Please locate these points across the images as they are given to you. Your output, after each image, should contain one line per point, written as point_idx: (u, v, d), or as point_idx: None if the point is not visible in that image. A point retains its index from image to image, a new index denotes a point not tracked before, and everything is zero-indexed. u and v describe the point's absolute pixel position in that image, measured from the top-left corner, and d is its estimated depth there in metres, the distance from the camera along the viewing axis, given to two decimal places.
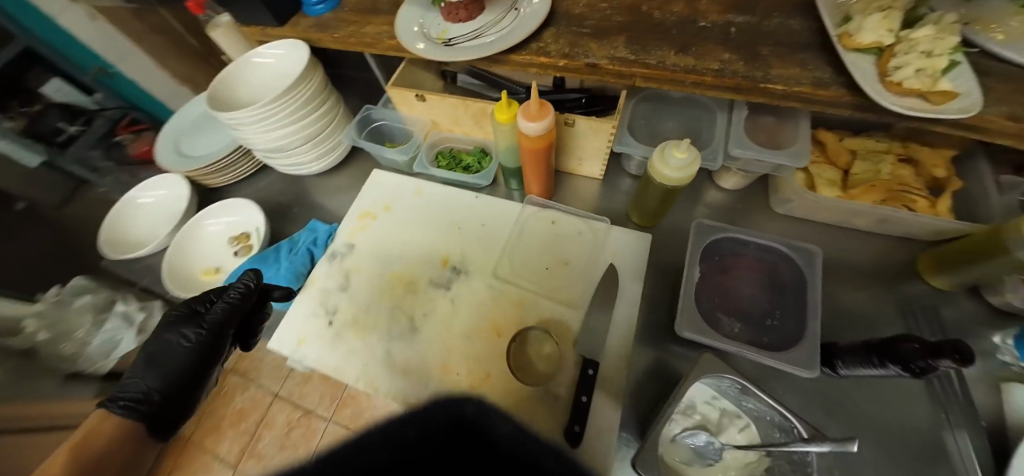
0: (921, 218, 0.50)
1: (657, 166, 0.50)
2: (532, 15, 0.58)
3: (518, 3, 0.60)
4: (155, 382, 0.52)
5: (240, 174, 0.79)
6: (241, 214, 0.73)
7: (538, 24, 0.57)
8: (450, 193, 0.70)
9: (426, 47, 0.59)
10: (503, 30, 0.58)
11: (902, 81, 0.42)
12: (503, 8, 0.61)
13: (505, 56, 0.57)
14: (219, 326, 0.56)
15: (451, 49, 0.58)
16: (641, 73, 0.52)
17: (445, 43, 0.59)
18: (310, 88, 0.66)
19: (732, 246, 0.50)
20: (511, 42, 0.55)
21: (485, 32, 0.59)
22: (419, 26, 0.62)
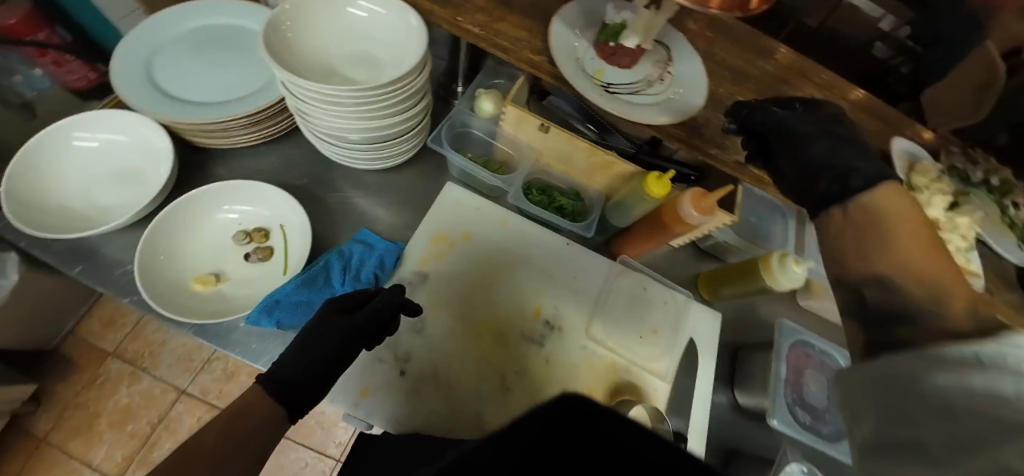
0: None
1: (774, 274, 0.56)
2: (690, 87, 0.56)
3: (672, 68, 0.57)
4: (296, 370, 0.43)
5: (252, 141, 0.58)
6: (257, 202, 0.54)
7: (699, 102, 0.55)
8: (539, 233, 0.64)
9: (588, 85, 0.51)
10: (662, 93, 0.55)
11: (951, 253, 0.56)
12: (657, 65, 0.57)
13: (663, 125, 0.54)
14: (360, 327, 0.44)
15: (614, 98, 0.52)
16: (778, 186, 0.56)
17: (605, 87, 0.53)
18: (412, 87, 0.49)
19: (806, 348, 0.60)
20: (678, 115, 0.53)
21: (644, 89, 0.55)
22: (574, 51, 0.54)
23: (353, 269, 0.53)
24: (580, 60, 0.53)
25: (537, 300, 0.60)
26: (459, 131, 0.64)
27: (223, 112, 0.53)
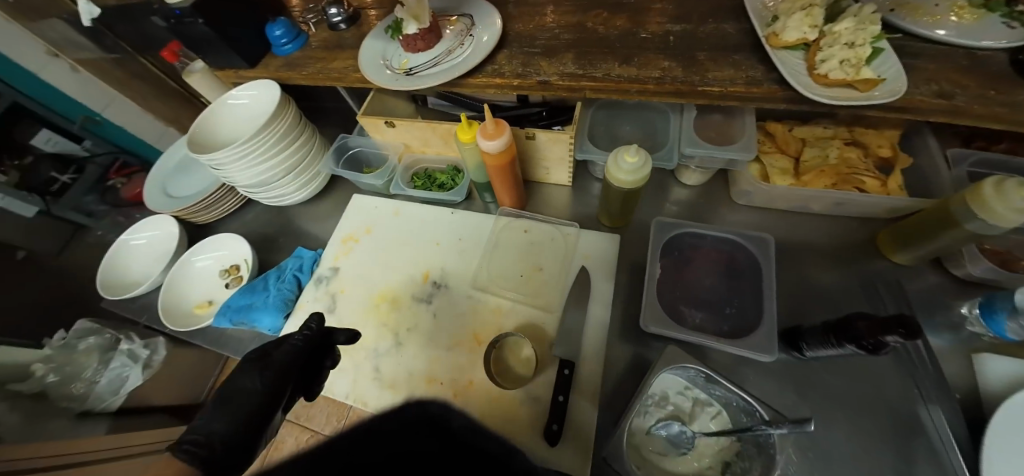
0: (869, 197, 0.53)
1: (612, 173, 0.54)
2: (488, 37, 0.61)
3: (474, 28, 0.63)
4: (224, 427, 0.39)
5: (226, 210, 0.82)
6: (229, 247, 0.76)
7: (492, 48, 0.60)
8: (427, 211, 0.73)
9: (390, 76, 0.62)
10: (458, 56, 0.61)
11: (828, 73, 0.46)
12: (459, 32, 0.63)
13: (463, 80, 0.60)
14: (291, 368, 0.46)
15: (412, 77, 0.61)
16: (592, 85, 0.54)
17: (407, 72, 0.62)
18: (278, 130, 0.68)
19: (692, 243, 0.54)
20: (467, 67, 0.58)
21: (444, 59, 0.62)
22: (382, 56, 0.65)
23: (283, 278, 0.71)
24: (389, 59, 0.64)
25: (425, 267, 0.67)
26: (352, 154, 0.80)
27: (198, 195, 0.78)
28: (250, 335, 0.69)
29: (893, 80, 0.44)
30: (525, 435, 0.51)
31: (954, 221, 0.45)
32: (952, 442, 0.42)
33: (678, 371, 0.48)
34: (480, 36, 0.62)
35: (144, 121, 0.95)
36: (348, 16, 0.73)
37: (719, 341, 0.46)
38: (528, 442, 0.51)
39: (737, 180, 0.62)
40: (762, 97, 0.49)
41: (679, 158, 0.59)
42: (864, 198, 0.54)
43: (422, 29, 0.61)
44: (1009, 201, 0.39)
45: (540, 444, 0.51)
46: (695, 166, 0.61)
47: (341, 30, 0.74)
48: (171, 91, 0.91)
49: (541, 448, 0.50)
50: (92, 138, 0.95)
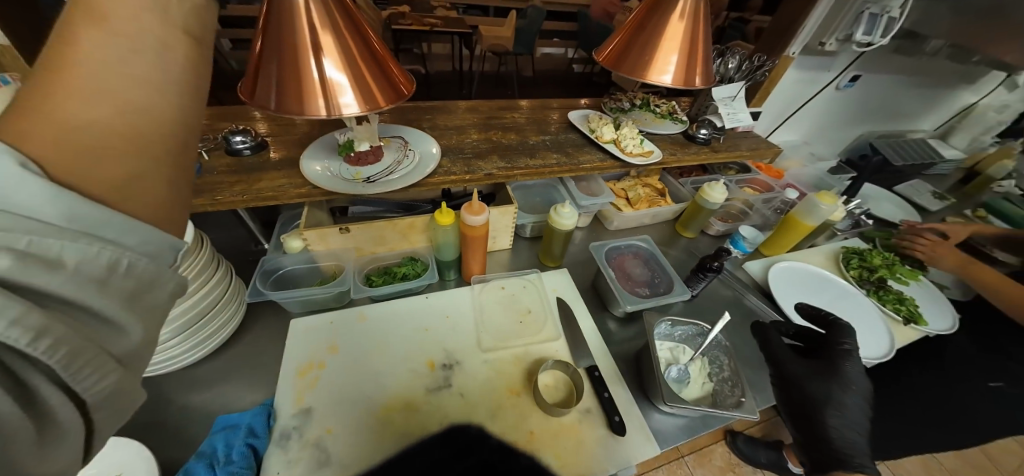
0: (665, 209, 0.98)
1: (556, 220, 0.76)
2: (430, 151, 0.78)
3: (411, 145, 0.78)
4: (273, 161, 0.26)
5: None
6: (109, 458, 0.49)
7: (437, 156, 0.77)
8: (398, 305, 0.72)
9: (351, 186, 0.67)
10: (409, 164, 0.74)
11: (631, 150, 0.88)
12: (398, 149, 0.76)
13: (423, 180, 0.73)
14: None
15: (375, 183, 0.68)
16: (522, 172, 0.79)
17: (365, 180, 0.69)
18: (196, 266, 0.56)
19: (614, 252, 0.81)
20: (426, 170, 0.72)
21: (396, 167, 0.73)
22: (330, 172, 0.70)
23: (223, 458, 0.50)
24: (338, 174, 0.70)
25: (425, 356, 0.65)
26: (277, 277, 0.69)
27: None
28: None
29: (655, 150, 0.90)
30: (596, 444, 0.58)
31: (703, 208, 0.93)
32: (765, 308, 0.83)
33: (657, 330, 0.70)
34: (419, 150, 0.78)
35: None
36: (255, 143, 0.72)
37: (662, 297, 0.73)
38: (604, 448, 0.57)
39: (604, 218, 0.98)
40: (609, 167, 0.86)
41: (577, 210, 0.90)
42: (663, 210, 0.98)
43: (372, 146, 0.72)
44: (715, 190, 0.90)
45: (610, 441, 0.58)
46: (585, 213, 0.93)
47: (245, 154, 0.71)
48: None
49: (614, 445, 0.58)
50: None
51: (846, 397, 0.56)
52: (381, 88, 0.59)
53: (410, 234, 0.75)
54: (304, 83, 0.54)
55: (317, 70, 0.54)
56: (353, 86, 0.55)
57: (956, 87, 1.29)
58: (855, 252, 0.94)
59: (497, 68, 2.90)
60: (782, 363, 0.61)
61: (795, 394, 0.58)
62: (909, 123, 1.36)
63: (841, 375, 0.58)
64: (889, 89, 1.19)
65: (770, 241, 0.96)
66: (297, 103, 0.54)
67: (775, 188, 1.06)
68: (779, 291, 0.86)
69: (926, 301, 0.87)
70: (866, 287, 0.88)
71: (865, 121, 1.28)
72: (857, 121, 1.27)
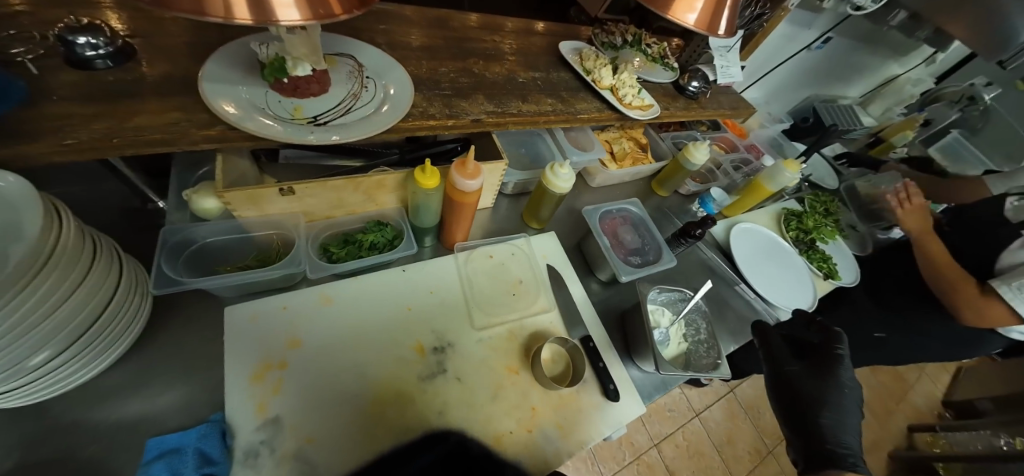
0: (646, 166, 0.95)
1: (552, 181, 0.68)
2: (397, 84, 0.59)
3: (367, 72, 0.59)
4: None
5: None
6: None
7: (409, 90, 0.59)
8: (370, 281, 0.60)
9: (294, 131, 0.49)
10: (371, 100, 0.56)
11: (630, 102, 0.78)
12: (351, 76, 0.57)
13: (393, 126, 0.56)
14: None
15: (329, 128, 0.50)
16: (514, 121, 0.66)
17: (312, 121, 0.51)
18: (65, 249, 0.37)
19: (604, 215, 0.76)
20: (399, 111, 0.55)
21: (353, 105, 0.55)
22: (256, 106, 0.49)
23: None
24: (267, 109, 0.50)
25: (412, 340, 0.57)
26: (192, 252, 0.52)
27: None
28: None
29: (653, 103, 0.81)
30: (594, 411, 0.60)
31: (683, 168, 0.92)
32: (725, 268, 0.91)
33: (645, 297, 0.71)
34: (382, 81, 0.59)
35: None
36: (115, 50, 0.46)
37: (651, 266, 0.73)
38: (601, 414, 0.60)
39: (587, 173, 0.92)
40: (606, 118, 0.76)
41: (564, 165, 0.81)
42: (644, 167, 0.95)
43: (315, 71, 0.52)
44: (699, 151, 0.88)
45: (605, 407, 0.61)
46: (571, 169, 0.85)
47: (104, 69, 0.46)
48: None
49: (609, 410, 0.60)
50: None
51: (837, 397, 0.66)
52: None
53: (377, 193, 0.60)
54: None
55: None
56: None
57: (892, 55, 1.39)
58: (793, 214, 1.04)
59: None
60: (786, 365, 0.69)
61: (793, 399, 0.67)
62: (847, 86, 1.46)
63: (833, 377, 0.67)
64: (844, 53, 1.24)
65: (733, 202, 1.01)
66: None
67: (740, 149, 1.10)
68: (738, 253, 0.93)
69: (838, 257, 1.02)
70: (800, 246, 1.00)
71: (816, 83, 1.35)
72: (809, 83, 1.33)
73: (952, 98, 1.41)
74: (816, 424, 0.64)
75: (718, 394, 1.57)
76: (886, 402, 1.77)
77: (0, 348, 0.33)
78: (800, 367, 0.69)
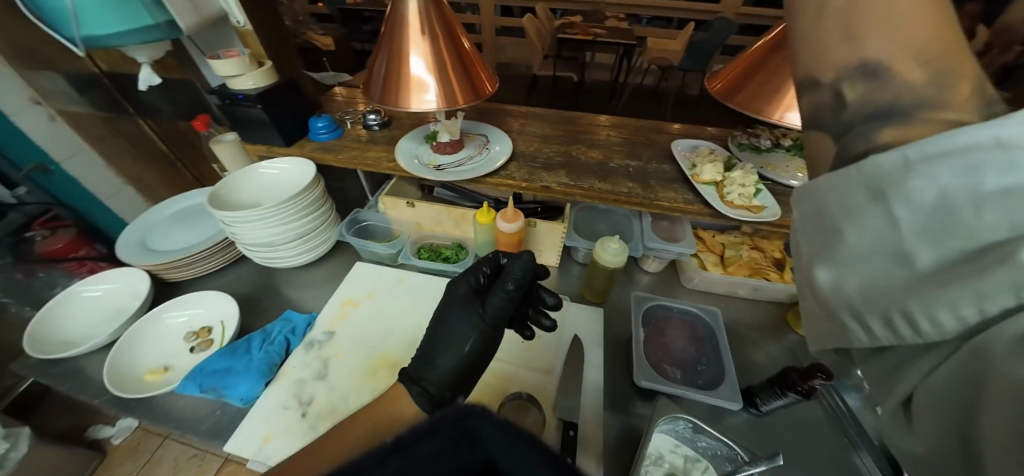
0: (770, 284, 0.75)
1: (599, 253, 0.69)
2: (502, 154, 0.81)
3: (490, 144, 0.84)
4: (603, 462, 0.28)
5: (203, 270, 0.80)
6: (210, 307, 0.74)
7: (506, 158, 0.80)
8: (432, 281, 0.79)
9: (422, 169, 0.77)
10: (479, 161, 0.80)
11: (733, 200, 0.71)
12: (478, 146, 0.83)
13: (482, 178, 0.77)
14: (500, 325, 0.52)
15: (441, 171, 0.76)
16: (582, 193, 0.74)
17: (436, 167, 0.78)
18: (309, 198, 0.77)
19: (663, 313, 0.71)
20: (488, 169, 0.77)
21: (466, 161, 0.80)
22: (415, 152, 0.82)
23: (271, 338, 0.69)
24: (420, 157, 0.81)
25: None
26: (361, 227, 0.88)
27: (178, 254, 0.76)
28: (211, 408, 0.62)
29: (769, 206, 0.70)
30: None
31: None
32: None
33: (669, 425, 0.57)
34: (496, 151, 0.82)
35: (103, 178, 1.03)
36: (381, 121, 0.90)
37: (694, 390, 0.60)
38: None
39: (683, 269, 0.82)
40: (694, 211, 0.72)
41: (643, 249, 0.78)
42: (768, 284, 0.75)
43: (452, 140, 0.80)
44: None
45: None
46: (655, 256, 0.80)
47: (371, 128, 0.90)
48: (153, 151, 1.07)
49: None
50: (30, 186, 0.94)
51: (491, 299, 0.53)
52: (464, 89, 0.65)
53: (463, 224, 0.81)
54: (406, 78, 0.64)
55: (416, 68, 0.63)
56: (441, 84, 0.64)
57: None
58: None
59: (655, 81, 2.72)
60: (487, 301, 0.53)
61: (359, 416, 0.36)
62: None
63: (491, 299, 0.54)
64: None
65: None
66: (397, 93, 0.65)
67: None
68: None
69: None
70: None
71: None
72: None
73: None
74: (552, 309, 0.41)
75: None
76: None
77: (268, 224, 0.73)
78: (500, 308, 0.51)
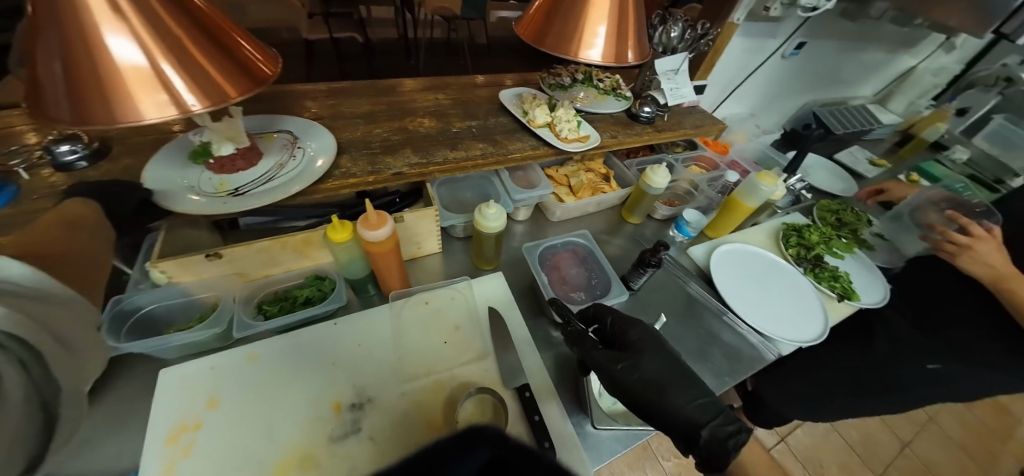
0: (609, 195, 0.91)
1: (479, 222, 0.67)
2: (323, 151, 0.64)
3: (300, 141, 0.66)
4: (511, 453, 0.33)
5: None
6: None
7: (334, 153, 0.65)
8: (301, 335, 0.62)
9: (214, 202, 0.55)
10: (297, 167, 0.62)
11: (566, 136, 0.79)
12: (284, 147, 0.64)
13: (316, 187, 0.61)
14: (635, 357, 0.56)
15: (247, 196, 0.56)
16: (439, 169, 0.69)
17: (234, 192, 0.56)
18: None
19: (549, 250, 0.79)
20: (317, 173, 0.61)
21: (278, 172, 0.60)
22: (188, 182, 0.57)
23: None
24: (200, 187, 0.57)
25: (331, 395, 0.56)
26: (141, 315, 0.58)
27: None
28: None
29: (592, 134, 0.82)
30: None
31: (647, 193, 0.88)
32: (707, 296, 0.82)
33: None
34: (311, 149, 0.65)
35: None
36: (92, 152, 0.58)
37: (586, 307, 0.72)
38: None
39: (546, 208, 0.91)
40: (542, 155, 0.77)
41: (512, 203, 0.81)
42: (607, 197, 0.91)
43: (241, 148, 0.59)
44: (657, 175, 0.84)
45: None
46: (522, 206, 0.84)
47: (82, 168, 0.57)
48: None
49: None
50: None
51: (625, 324, 0.60)
52: (219, 69, 0.35)
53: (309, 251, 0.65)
54: (77, 61, 0.29)
55: (101, 36, 0.29)
56: (170, 67, 0.31)
57: (876, 48, 1.32)
58: (794, 230, 0.96)
59: (444, 34, 2.68)
60: (631, 330, 0.59)
61: (728, 457, 0.46)
62: (841, 87, 1.42)
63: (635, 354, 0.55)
64: (824, 55, 1.20)
65: (714, 223, 0.95)
66: (84, 89, 0.30)
67: (722, 166, 1.03)
68: (719, 278, 0.84)
69: (855, 273, 0.91)
70: (804, 266, 0.91)
71: (801, 91, 1.31)
72: (792, 90, 1.28)
73: (988, 82, 1.38)
74: (663, 400, 0.50)
75: (764, 444, 1.42)
76: (989, 442, 1.56)
77: None
78: (645, 342, 0.57)
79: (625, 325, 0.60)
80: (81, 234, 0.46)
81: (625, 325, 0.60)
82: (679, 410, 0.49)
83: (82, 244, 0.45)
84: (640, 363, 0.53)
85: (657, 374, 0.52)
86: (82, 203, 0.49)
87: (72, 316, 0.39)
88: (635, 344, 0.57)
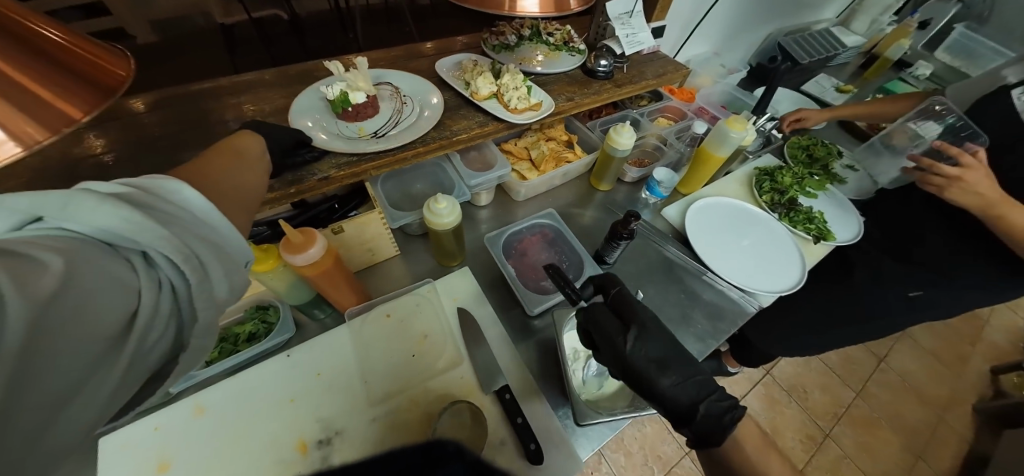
0: (574, 165, 0.84)
1: (429, 220, 0.60)
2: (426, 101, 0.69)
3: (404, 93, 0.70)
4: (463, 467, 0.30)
5: None
6: None
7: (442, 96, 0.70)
8: (250, 374, 0.55)
9: (359, 143, 0.61)
10: (411, 113, 0.67)
11: (516, 106, 0.70)
12: (392, 98, 0.69)
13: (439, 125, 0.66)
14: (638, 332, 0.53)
15: (386, 138, 0.63)
16: (374, 164, 0.60)
17: (372, 135, 0.63)
18: None
19: (515, 237, 0.74)
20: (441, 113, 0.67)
21: (398, 117, 0.66)
22: (326, 125, 0.63)
23: None
24: (338, 131, 0.63)
25: (294, 434, 0.51)
26: None
27: None
28: None
29: (545, 100, 0.73)
30: None
31: (613, 157, 0.81)
32: (685, 258, 0.78)
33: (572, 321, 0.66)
34: (419, 97, 0.70)
35: None
36: None
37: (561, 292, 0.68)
38: None
39: (509, 188, 0.83)
40: (492, 131, 0.68)
41: (469, 190, 0.74)
42: (573, 166, 0.84)
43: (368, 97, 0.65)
44: (622, 135, 0.77)
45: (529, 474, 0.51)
46: (483, 190, 0.77)
47: None
48: None
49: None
50: None
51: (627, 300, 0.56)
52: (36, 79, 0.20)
53: None
54: None
55: None
56: None
57: None
58: (766, 174, 0.93)
59: None
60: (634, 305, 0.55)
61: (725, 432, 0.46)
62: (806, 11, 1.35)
63: (634, 329, 0.52)
64: None
65: (685, 179, 0.90)
66: None
67: (689, 115, 0.97)
68: (695, 238, 0.81)
69: (829, 211, 0.89)
70: (779, 211, 0.88)
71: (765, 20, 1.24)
72: (755, 21, 1.21)
73: None
74: (660, 380, 0.48)
75: (754, 380, 1.49)
76: (957, 348, 1.69)
77: None
78: (646, 317, 0.53)
79: (628, 299, 0.56)
80: (241, 169, 0.39)
81: (625, 299, 0.55)
82: (675, 389, 0.48)
83: (237, 175, 0.38)
84: (642, 340, 0.51)
85: (657, 351, 0.50)
86: (253, 135, 0.42)
87: (216, 248, 0.30)
88: (637, 318, 0.53)
